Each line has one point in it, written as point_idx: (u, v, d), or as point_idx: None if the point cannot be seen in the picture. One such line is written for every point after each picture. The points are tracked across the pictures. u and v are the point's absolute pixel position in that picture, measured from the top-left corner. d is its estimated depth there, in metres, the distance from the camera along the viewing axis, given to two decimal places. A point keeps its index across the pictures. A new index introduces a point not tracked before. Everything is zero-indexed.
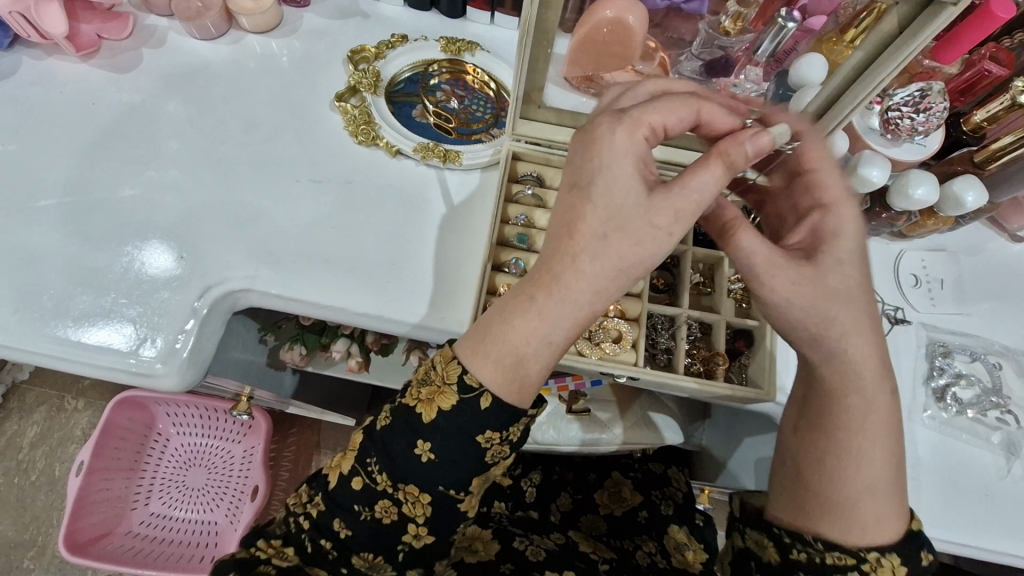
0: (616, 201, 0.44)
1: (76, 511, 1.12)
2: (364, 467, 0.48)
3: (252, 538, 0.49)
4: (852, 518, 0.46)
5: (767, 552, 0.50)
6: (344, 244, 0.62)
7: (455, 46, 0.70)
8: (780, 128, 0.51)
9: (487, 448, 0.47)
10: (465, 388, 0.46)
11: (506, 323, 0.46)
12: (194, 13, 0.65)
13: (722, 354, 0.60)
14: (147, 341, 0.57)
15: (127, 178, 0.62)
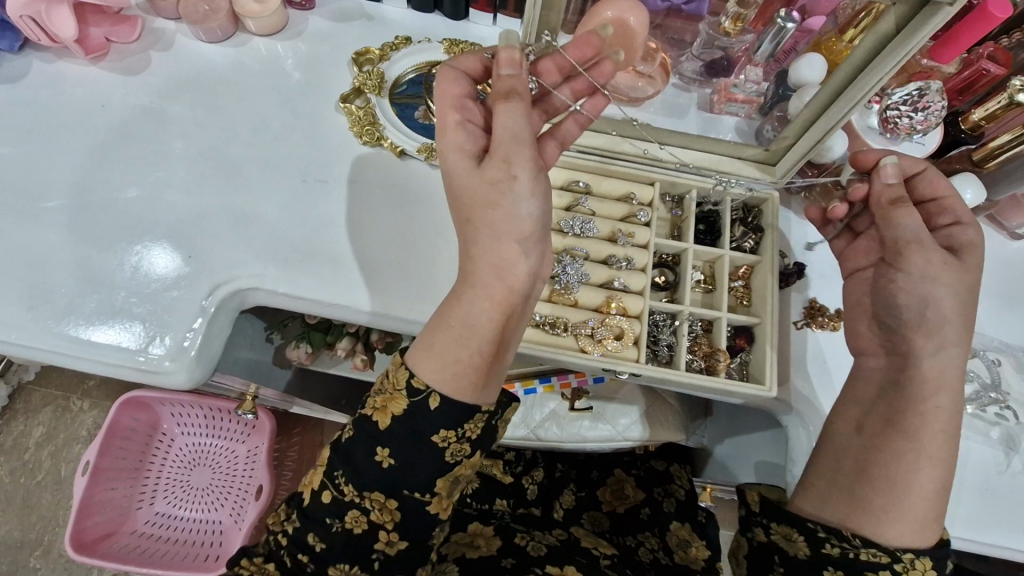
0: (462, 190, 0.49)
1: (82, 511, 1.13)
2: (332, 480, 0.49)
3: (237, 558, 0.51)
4: (909, 519, 0.50)
5: (796, 545, 0.53)
6: (346, 243, 0.63)
7: (459, 48, 0.70)
8: (910, 159, 0.57)
9: (446, 447, 0.48)
10: (412, 392, 0.48)
11: (442, 326, 0.48)
12: (201, 15, 0.66)
13: (723, 350, 0.60)
14: (156, 339, 0.58)
15: (136, 178, 0.63)
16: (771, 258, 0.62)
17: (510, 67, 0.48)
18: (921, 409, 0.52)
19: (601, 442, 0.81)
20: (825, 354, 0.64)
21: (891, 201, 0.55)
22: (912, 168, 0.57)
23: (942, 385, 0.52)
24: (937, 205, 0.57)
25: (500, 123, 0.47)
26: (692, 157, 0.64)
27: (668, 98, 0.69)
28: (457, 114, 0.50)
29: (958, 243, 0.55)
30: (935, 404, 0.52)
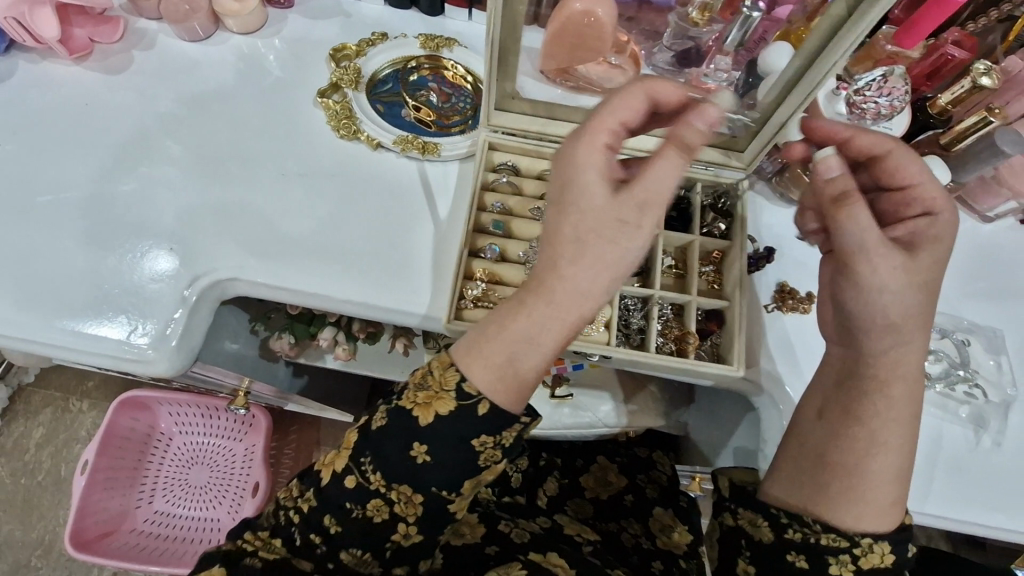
0: (585, 214, 0.45)
1: (82, 509, 1.15)
2: (359, 465, 0.49)
3: (240, 531, 0.52)
4: (865, 504, 0.50)
5: (761, 530, 0.54)
6: (324, 233, 0.64)
7: (433, 43, 0.72)
8: (872, 138, 0.53)
9: (481, 451, 0.49)
10: (463, 396, 0.47)
11: (503, 331, 0.47)
12: (181, 15, 0.68)
13: (693, 333, 0.62)
14: (136, 328, 0.60)
15: (118, 175, 0.65)
16: (741, 242, 0.63)
17: (702, 121, 0.45)
18: (872, 392, 0.52)
19: (582, 429, 0.81)
20: (795, 337, 0.66)
21: (832, 200, 0.49)
22: (872, 147, 0.53)
23: (894, 374, 0.51)
24: (903, 194, 0.53)
25: (656, 177, 0.44)
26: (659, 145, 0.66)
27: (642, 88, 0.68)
28: (609, 137, 0.46)
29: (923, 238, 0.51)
30: (886, 393, 0.51)
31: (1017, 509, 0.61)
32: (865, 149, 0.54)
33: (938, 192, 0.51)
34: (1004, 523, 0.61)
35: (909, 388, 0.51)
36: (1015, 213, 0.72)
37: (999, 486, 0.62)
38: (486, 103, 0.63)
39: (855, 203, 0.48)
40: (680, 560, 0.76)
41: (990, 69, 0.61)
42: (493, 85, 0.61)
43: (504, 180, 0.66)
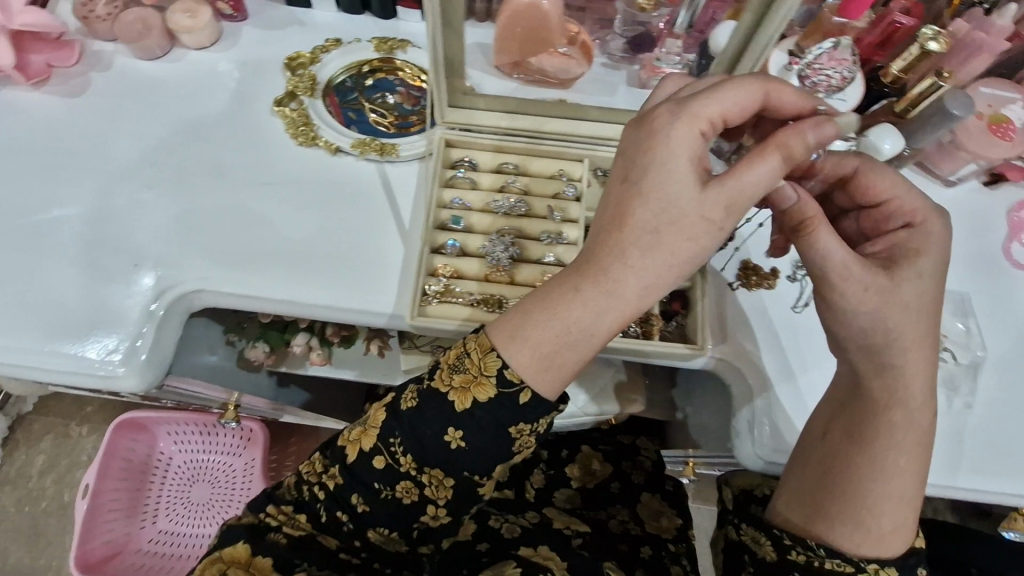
0: (676, 211, 0.44)
1: (86, 532, 1.16)
2: (387, 446, 0.49)
3: (263, 503, 0.51)
4: (868, 530, 0.51)
5: (763, 548, 0.55)
6: (289, 240, 0.65)
7: (387, 45, 0.73)
8: (836, 163, 0.53)
9: (518, 437, 0.48)
10: (505, 383, 0.46)
11: (556, 315, 0.46)
12: (136, 35, 0.69)
13: (657, 315, 0.62)
14: (103, 344, 0.61)
15: (84, 195, 0.66)
16: None
17: (814, 134, 0.45)
18: (872, 413, 0.52)
19: (563, 418, 0.82)
20: (761, 313, 0.66)
21: (793, 230, 0.49)
22: (839, 170, 0.54)
23: (896, 400, 0.51)
24: (881, 209, 0.53)
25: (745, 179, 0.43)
26: (613, 132, 0.67)
27: (596, 76, 0.68)
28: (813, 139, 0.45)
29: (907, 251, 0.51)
30: (890, 418, 0.51)
31: (993, 470, 0.62)
32: (832, 174, 0.54)
33: (915, 204, 0.51)
34: (980, 484, 0.61)
35: (908, 412, 0.51)
36: (976, 175, 0.73)
37: (973, 447, 0.62)
38: (439, 101, 0.64)
39: (816, 229, 0.48)
40: (668, 545, 0.79)
41: (936, 33, 0.62)
42: (441, 84, 0.62)
43: (462, 175, 0.67)
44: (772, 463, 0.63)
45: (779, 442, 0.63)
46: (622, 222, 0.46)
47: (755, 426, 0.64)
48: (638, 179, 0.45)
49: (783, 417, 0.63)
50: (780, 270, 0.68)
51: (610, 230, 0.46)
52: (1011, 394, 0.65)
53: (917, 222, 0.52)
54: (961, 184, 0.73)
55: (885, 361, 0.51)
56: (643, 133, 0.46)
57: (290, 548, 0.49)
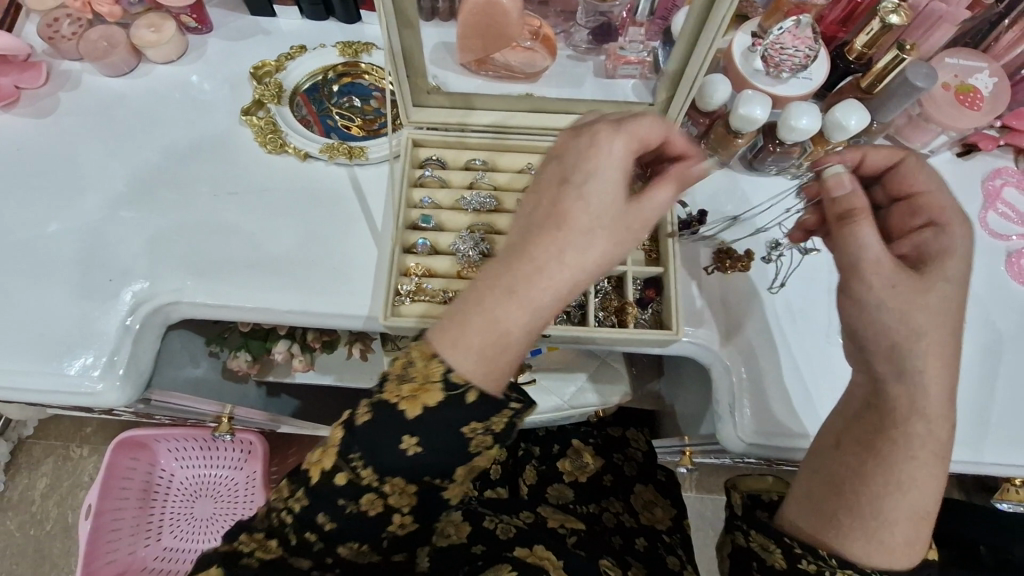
0: (603, 212, 0.47)
1: (89, 553, 1.11)
2: (348, 462, 0.46)
3: (236, 533, 0.50)
4: (882, 541, 0.47)
5: (772, 556, 0.51)
6: (261, 248, 0.65)
7: (352, 49, 0.73)
8: (884, 153, 0.55)
9: (472, 438, 0.47)
10: (451, 385, 0.46)
11: (493, 315, 0.46)
12: (101, 52, 0.69)
13: (631, 303, 0.62)
14: (73, 359, 0.61)
15: (57, 214, 0.66)
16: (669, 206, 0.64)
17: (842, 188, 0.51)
18: (892, 422, 0.49)
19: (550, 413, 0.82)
20: (737, 295, 0.66)
21: (840, 215, 0.50)
22: (884, 161, 0.55)
23: (914, 411, 0.48)
24: (912, 204, 0.54)
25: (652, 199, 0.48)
26: (582, 123, 0.67)
27: (562, 69, 0.68)
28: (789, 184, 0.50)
29: (930, 252, 0.51)
30: (909, 428, 0.48)
31: None
32: (878, 167, 0.56)
33: (945, 202, 0.52)
34: None
35: (911, 402, 0.49)
36: (947, 146, 0.73)
37: None
38: (403, 101, 0.64)
39: (861, 221, 0.49)
40: (662, 535, 0.80)
41: (898, 6, 0.61)
42: (404, 84, 0.62)
43: (430, 174, 0.67)
44: (754, 444, 0.63)
45: (760, 423, 0.63)
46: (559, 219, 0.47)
47: (736, 407, 0.63)
48: (575, 178, 0.47)
49: (764, 398, 0.63)
50: (755, 252, 0.68)
51: (545, 228, 0.47)
52: None
53: (943, 221, 0.51)
54: (933, 156, 0.73)
55: (893, 354, 0.49)
56: (583, 141, 0.48)
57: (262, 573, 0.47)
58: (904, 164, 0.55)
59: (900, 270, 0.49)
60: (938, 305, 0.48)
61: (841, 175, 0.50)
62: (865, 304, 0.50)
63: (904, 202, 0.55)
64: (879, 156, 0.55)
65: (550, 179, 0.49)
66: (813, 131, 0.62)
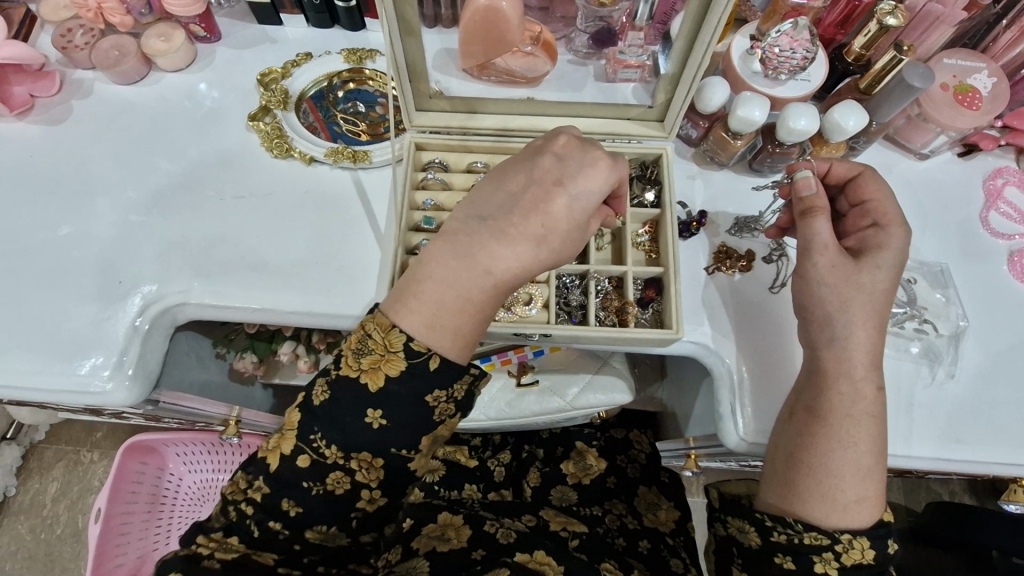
0: (563, 216, 0.52)
1: (98, 559, 1.09)
2: (308, 443, 0.49)
3: (192, 535, 0.51)
4: (834, 500, 0.52)
5: (748, 536, 0.55)
6: (264, 249, 0.66)
7: (356, 56, 0.74)
8: (847, 165, 0.60)
9: (436, 407, 0.50)
10: (412, 354, 0.49)
11: (452, 283, 0.50)
12: (112, 61, 0.71)
13: (631, 303, 0.62)
14: (83, 360, 0.62)
15: (69, 218, 0.68)
16: (668, 206, 0.64)
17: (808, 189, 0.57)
18: (824, 386, 0.54)
19: (553, 413, 0.82)
20: (738, 295, 0.66)
21: (802, 211, 0.57)
22: (847, 173, 0.60)
23: (843, 372, 0.54)
24: (863, 208, 0.58)
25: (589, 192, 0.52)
26: (584, 126, 0.69)
27: (561, 73, 0.69)
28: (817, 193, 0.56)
29: (869, 246, 0.56)
30: (837, 388, 0.54)
31: (984, 440, 0.62)
32: (841, 177, 0.60)
33: (893, 210, 0.56)
34: (970, 454, 0.61)
35: (853, 382, 0.54)
36: (949, 147, 0.73)
37: (961, 417, 0.62)
38: (407, 105, 0.66)
39: (819, 216, 0.55)
40: (666, 538, 0.80)
41: (895, 7, 0.61)
42: (406, 88, 0.63)
43: (433, 176, 0.68)
44: (755, 444, 0.63)
45: (761, 421, 0.63)
46: (530, 210, 0.51)
47: (738, 406, 0.63)
48: (568, 184, 0.52)
49: (766, 397, 0.63)
50: (756, 252, 0.68)
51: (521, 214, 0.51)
52: (997, 363, 0.64)
53: (885, 223, 0.56)
54: (935, 156, 0.73)
55: (826, 325, 0.55)
56: (586, 155, 0.53)
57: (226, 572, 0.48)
58: (863, 177, 0.58)
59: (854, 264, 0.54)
60: (871, 284, 0.54)
61: (808, 175, 0.57)
62: (810, 281, 0.56)
63: (858, 207, 0.59)
64: (844, 166, 0.59)
65: (542, 173, 0.52)
66: (812, 132, 0.63)
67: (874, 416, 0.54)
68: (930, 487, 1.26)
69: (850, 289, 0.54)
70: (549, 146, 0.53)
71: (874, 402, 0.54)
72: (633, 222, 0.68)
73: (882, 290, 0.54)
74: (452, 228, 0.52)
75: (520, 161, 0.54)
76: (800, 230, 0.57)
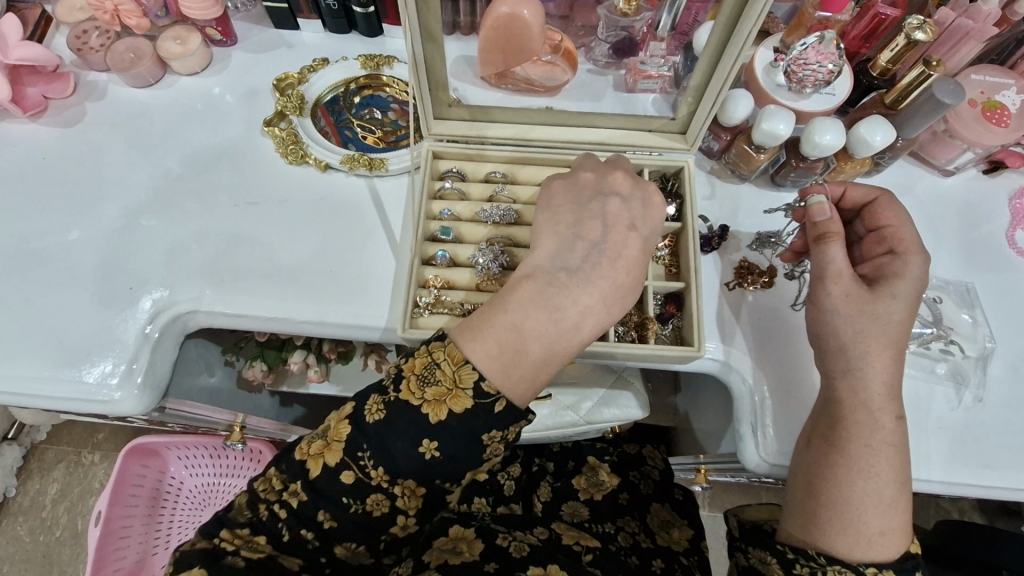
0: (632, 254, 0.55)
1: (97, 561, 1.07)
2: (357, 461, 0.47)
3: (216, 528, 0.49)
4: (858, 534, 0.50)
5: (771, 568, 0.53)
6: (282, 255, 0.65)
7: (373, 62, 0.73)
8: (862, 190, 0.58)
9: (489, 445, 0.49)
10: (481, 394, 0.48)
11: (525, 322, 0.50)
12: (127, 63, 0.71)
13: (652, 318, 0.61)
14: (89, 368, 0.61)
15: (81, 221, 0.67)
16: (692, 221, 0.63)
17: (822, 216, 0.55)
18: (843, 416, 0.52)
19: (564, 428, 0.81)
20: (759, 312, 0.65)
21: (815, 236, 0.55)
22: (863, 198, 0.58)
23: (860, 402, 0.52)
24: (880, 234, 0.57)
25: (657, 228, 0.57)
26: (605, 136, 0.66)
27: (581, 82, 0.69)
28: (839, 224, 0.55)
29: (885, 274, 0.54)
30: (854, 419, 0.52)
31: (1012, 466, 0.60)
32: (856, 202, 0.59)
33: (909, 236, 0.54)
34: (996, 480, 0.59)
35: (870, 412, 0.52)
36: (974, 164, 0.72)
37: (988, 442, 0.61)
38: (425, 113, 0.64)
39: (833, 243, 0.54)
40: (680, 557, 0.78)
41: (923, 22, 0.59)
42: (426, 95, 0.62)
43: (451, 186, 0.67)
44: (777, 466, 0.61)
45: (784, 444, 0.61)
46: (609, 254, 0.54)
47: (759, 428, 0.62)
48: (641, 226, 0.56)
49: (788, 419, 0.62)
50: (777, 269, 0.67)
51: (599, 260, 0.53)
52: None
53: (902, 250, 0.54)
54: (959, 173, 0.72)
55: (841, 352, 0.53)
56: (642, 193, 0.57)
57: (248, 573, 0.47)
58: (880, 201, 0.57)
59: (872, 293, 0.53)
60: (887, 315, 0.52)
61: (824, 202, 0.55)
62: (824, 310, 0.54)
63: (875, 232, 0.57)
64: (860, 189, 0.58)
65: (615, 214, 0.55)
66: (838, 147, 0.62)
67: (896, 445, 0.52)
68: (939, 504, 1.25)
69: (869, 316, 0.52)
70: (609, 188, 0.57)
71: (894, 431, 0.52)
72: None
73: (903, 316, 0.52)
74: (534, 273, 0.53)
75: (586, 203, 0.56)
76: (813, 258, 0.55)
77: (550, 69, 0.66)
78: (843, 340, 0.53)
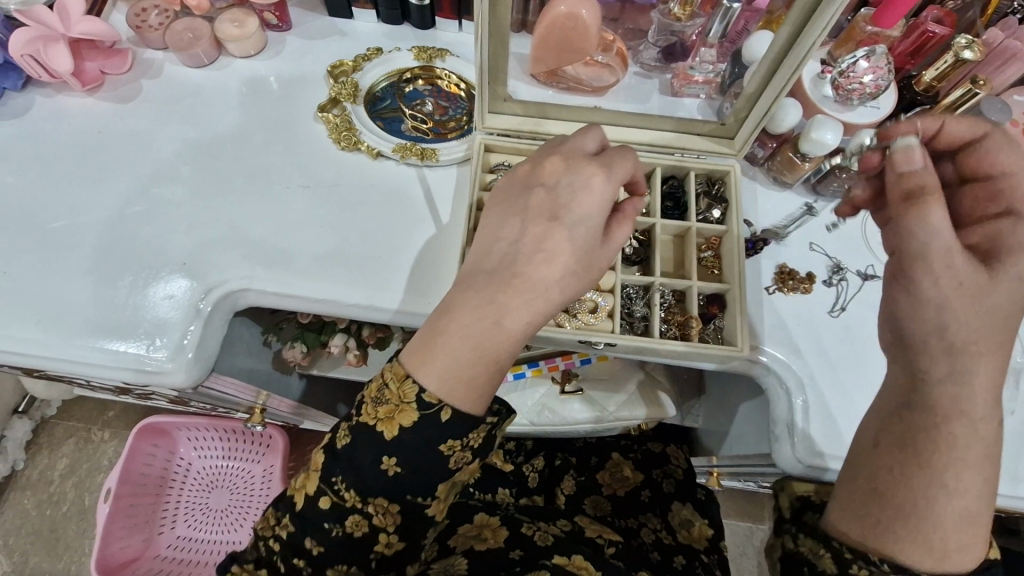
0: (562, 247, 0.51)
1: (105, 537, 1.07)
2: (330, 486, 0.49)
3: (227, 565, 0.52)
4: (931, 545, 0.46)
5: (822, 561, 0.50)
6: (332, 237, 0.67)
7: (426, 54, 0.75)
8: (965, 125, 0.52)
9: (451, 455, 0.50)
10: (425, 405, 0.48)
11: None
12: (185, 43, 0.72)
13: (695, 317, 0.62)
14: (141, 341, 0.62)
15: (133, 195, 0.68)
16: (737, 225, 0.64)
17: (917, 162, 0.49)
18: None
19: (591, 424, 0.82)
20: (801, 316, 0.66)
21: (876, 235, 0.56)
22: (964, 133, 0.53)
23: None
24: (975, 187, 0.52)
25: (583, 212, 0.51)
26: (653, 139, 0.68)
27: (629, 84, 0.69)
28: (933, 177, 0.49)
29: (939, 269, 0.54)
30: (948, 429, 0.47)
31: None
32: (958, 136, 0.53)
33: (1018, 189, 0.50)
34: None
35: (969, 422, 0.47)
36: None
37: (1017, 454, 0.62)
38: (480, 106, 0.66)
39: (930, 200, 0.48)
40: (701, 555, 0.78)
41: (971, 42, 0.61)
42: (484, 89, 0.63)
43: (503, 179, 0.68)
44: (812, 468, 0.63)
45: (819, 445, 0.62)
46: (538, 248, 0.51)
47: (795, 431, 0.63)
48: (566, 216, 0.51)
49: (824, 424, 0.63)
50: (816, 275, 0.68)
51: (547, 251, 0.51)
52: None
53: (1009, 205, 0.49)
54: None
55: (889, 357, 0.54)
56: (577, 175, 0.51)
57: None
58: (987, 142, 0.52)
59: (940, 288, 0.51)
60: None
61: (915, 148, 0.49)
62: None
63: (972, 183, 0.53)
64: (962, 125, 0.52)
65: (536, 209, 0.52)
66: None
67: None
68: None
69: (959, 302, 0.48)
70: (539, 178, 0.53)
71: None
72: (698, 236, 0.69)
73: None
74: (490, 266, 0.51)
75: (537, 190, 0.52)
76: None
77: (599, 71, 0.66)
78: (890, 346, 0.54)
